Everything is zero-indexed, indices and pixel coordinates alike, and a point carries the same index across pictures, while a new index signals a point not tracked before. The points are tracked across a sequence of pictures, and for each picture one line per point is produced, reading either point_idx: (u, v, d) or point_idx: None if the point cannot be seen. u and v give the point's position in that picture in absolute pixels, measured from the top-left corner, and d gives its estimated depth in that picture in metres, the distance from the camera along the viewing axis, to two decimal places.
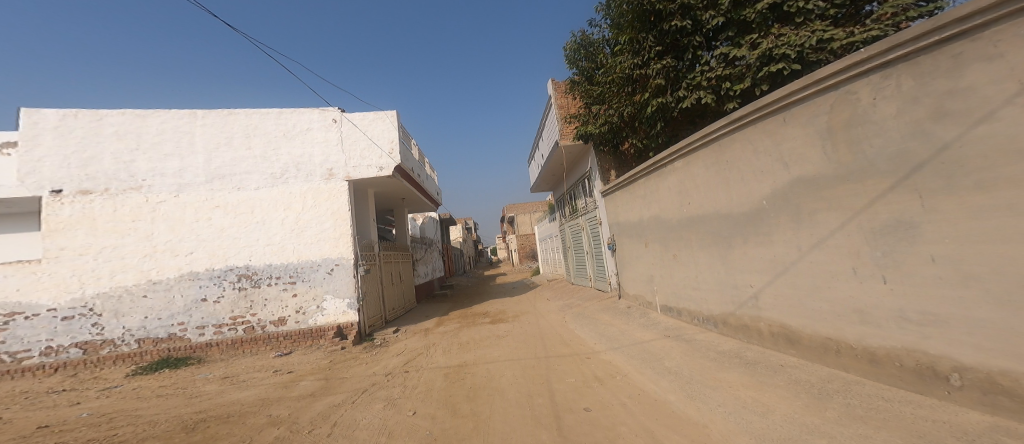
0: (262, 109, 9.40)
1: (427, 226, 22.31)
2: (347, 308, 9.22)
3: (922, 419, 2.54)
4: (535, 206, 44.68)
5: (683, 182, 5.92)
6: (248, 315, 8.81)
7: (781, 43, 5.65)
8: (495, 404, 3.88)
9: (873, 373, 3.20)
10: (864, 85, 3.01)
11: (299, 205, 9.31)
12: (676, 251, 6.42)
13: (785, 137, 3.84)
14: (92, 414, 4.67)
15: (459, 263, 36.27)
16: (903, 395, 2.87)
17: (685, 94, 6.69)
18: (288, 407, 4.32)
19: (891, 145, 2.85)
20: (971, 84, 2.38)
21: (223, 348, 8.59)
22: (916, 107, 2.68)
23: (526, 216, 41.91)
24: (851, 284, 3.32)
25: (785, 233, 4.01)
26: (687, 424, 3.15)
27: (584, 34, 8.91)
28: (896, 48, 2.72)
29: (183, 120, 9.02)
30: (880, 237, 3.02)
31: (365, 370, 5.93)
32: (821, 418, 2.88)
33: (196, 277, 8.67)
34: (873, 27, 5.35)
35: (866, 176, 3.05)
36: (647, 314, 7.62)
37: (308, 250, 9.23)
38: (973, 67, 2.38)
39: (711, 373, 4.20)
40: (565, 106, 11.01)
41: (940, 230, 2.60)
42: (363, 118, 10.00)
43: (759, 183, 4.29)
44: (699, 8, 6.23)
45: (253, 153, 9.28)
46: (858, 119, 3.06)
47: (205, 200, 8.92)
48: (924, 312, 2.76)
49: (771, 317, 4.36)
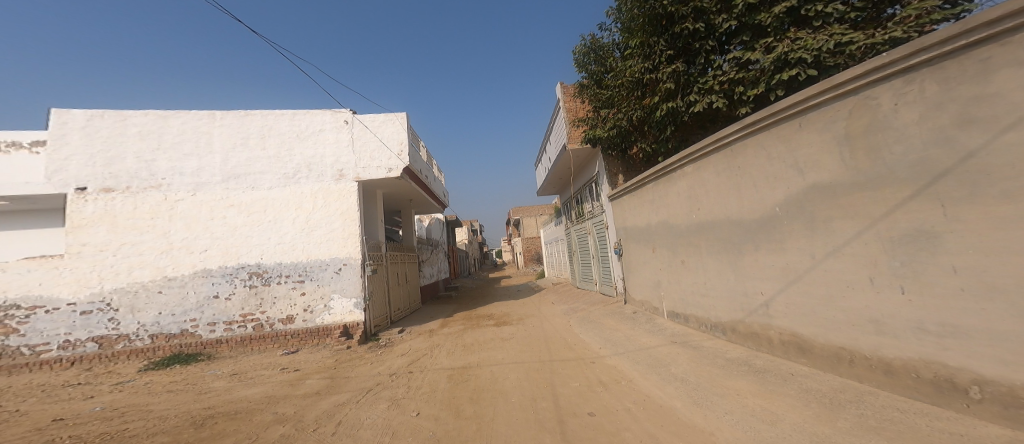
0: (276, 111, 9.58)
1: (435, 228, 22.46)
2: (354, 308, 9.30)
3: (938, 432, 2.47)
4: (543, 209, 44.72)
5: (692, 187, 5.86)
6: (257, 313, 8.95)
7: (797, 46, 5.54)
8: (500, 407, 3.87)
9: (887, 384, 3.12)
10: (886, 90, 2.95)
11: (310, 205, 9.44)
12: (684, 256, 6.35)
13: (800, 143, 3.78)
14: (105, 407, 4.77)
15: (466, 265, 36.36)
16: (919, 407, 2.79)
17: (696, 99, 6.64)
18: (294, 405, 4.36)
19: (912, 153, 2.78)
20: (999, 90, 2.31)
21: (233, 345, 8.72)
22: (939, 113, 2.62)
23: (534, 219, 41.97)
24: (867, 293, 3.25)
25: (799, 241, 3.94)
26: (693, 431, 3.10)
27: (594, 38, 8.92)
28: (919, 52, 2.66)
29: (202, 121, 9.24)
30: (898, 246, 2.95)
31: (371, 369, 5.96)
32: (832, 428, 2.82)
33: (209, 275, 8.84)
34: (894, 30, 5.18)
35: (885, 183, 2.98)
36: (653, 319, 7.54)
37: (317, 249, 9.35)
38: (1001, 72, 2.31)
39: (719, 380, 4.13)
40: (574, 110, 11.02)
41: (962, 240, 2.53)
42: (374, 120, 10.11)
43: (772, 189, 4.23)
44: (712, 12, 6.21)
45: (267, 154, 9.45)
46: (878, 125, 3.00)
47: (219, 199, 9.11)
48: (944, 323, 2.69)
49: (781, 325, 4.28)
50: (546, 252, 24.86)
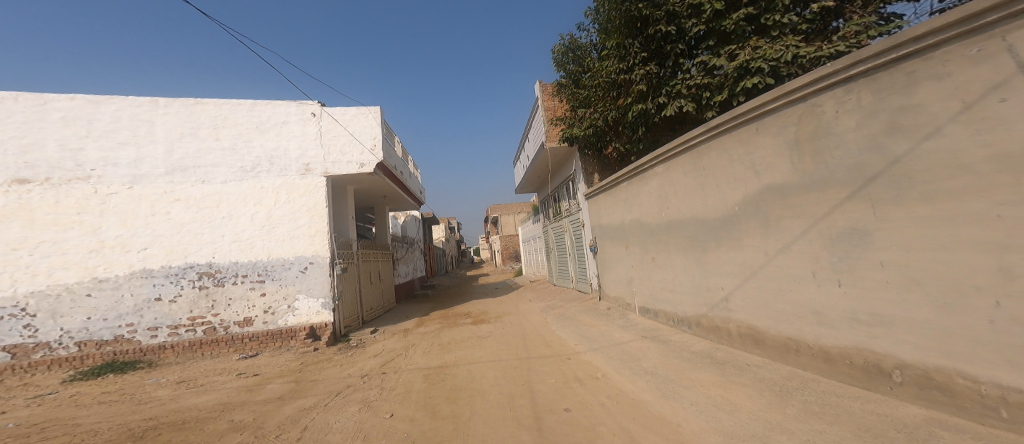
0: (233, 100, 8.91)
1: (410, 225, 21.93)
2: (322, 308, 8.79)
3: (868, 413, 2.78)
4: (521, 206, 45.28)
5: (663, 187, 6.16)
6: (209, 315, 8.21)
7: (757, 56, 6.02)
8: (477, 406, 3.79)
9: (827, 370, 3.46)
10: (829, 99, 3.27)
11: (271, 201, 8.84)
12: (654, 254, 6.67)
13: (757, 147, 4.12)
14: (22, 423, 4.16)
15: (442, 263, 35.54)
16: (853, 391, 3.13)
17: (666, 101, 7.07)
18: (253, 411, 4.04)
19: (849, 157, 3.12)
20: (922, 100, 2.61)
21: (180, 350, 7.94)
22: (872, 121, 2.93)
23: (513, 216, 42.21)
24: (811, 287, 3.58)
25: (755, 239, 4.28)
26: (662, 423, 3.25)
27: (573, 38, 9.24)
28: (858, 64, 2.96)
29: (142, 108, 8.41)
30: (837, 244, 3.30)
31: (339, 372, 5.64)
32: (782, 414, 3.07)
33: (149, 276, 8.01)
34: (839, 44, 5.80)
35: (827, 185, 3.33)
36: (626, 315, 7.80)
37: (279, 247, 8.76)
38: (924, 85, 2.60)
39: (684, 372, 4.36)
40: (552, 108, 11.29)
41: (889, 238, 2.86)
42: (345, 113, 9.71)
43: (733, 190, 4.56)
44: (683, 17, 6.56)
45: (221, 145, 8.75)
46: (823, 131, 3.34)
47: (163, 193, 8.33)
48: (875, 313, 3.02)
49: (739, 318, 4.60)
50: (523, 251, 24.98)
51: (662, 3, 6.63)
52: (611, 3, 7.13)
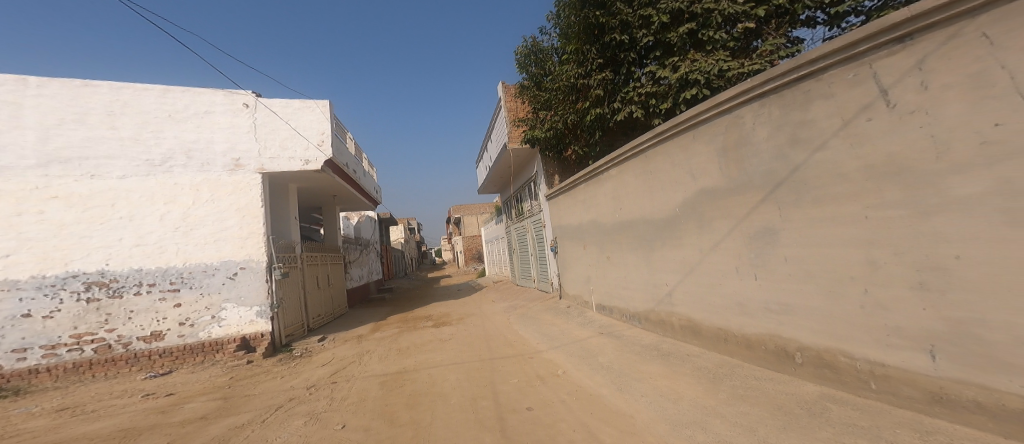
0: (137, 84, 7.63)
1: (365, 225, 20.51)
2: (257, 317, 7.74)
3: (780, 393, 3.23)
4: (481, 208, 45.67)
5: (616, 190, 6.66)
6: (101, 332, 6.85)
7: (694, 68, 6.86)
8: (438, 410, 3.60)
9: (749, 356, 3.96)
10: (748, 112, 3.88)
11: (189, 199, 7.67)
12: (609, 253, 7.08)
13: (694, 153, 4.69)
14: None
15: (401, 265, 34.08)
16: (768, 374, 3.62)
17: (620, 106, 7.83)
18: (168, 435, 3.38)
19: (763, 164, 3.72)
20: (814, 116, 3.20)
21: (59, 375, 6.52)
22: (780, 132, 3.53)
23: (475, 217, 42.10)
24: (735, 280, 4.12)
25: (692, 238, 4.81)
26: (618, 415, 3.41)
27: (535, 41, 9.70)
28: (770, 80, 3.55)
29: (6, 87, 6.89)
30: (754, 242, 3.86)
31: (281, 384, 4.98)
32: (716, 400, 3.41)
33: (14, 287, 6.55)
34: (756, 62, 6.83)
35: (746, 190, 3.92)
36: (584, 313, 8.10)
37: (199, 252, 7.59)
38: (815, 103, 3.19)
39: (635, 366, 4.63)
40: (514, 110, 11.78)
41: (791, 236, 3.44)
42: (285, 106, 8.87)
43: (675, 192, 5.10)
44: (635, 27, 7.31)
45: (119, 135, 7.43)
46: (744, 139, 3.94)
47: (34, 189, 6.87)
48: (782, 303, 3.56)
49: (681, 311, 5.06)
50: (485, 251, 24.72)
51: (617, 13, 7.32)
52: (570, 10, 7.67)
